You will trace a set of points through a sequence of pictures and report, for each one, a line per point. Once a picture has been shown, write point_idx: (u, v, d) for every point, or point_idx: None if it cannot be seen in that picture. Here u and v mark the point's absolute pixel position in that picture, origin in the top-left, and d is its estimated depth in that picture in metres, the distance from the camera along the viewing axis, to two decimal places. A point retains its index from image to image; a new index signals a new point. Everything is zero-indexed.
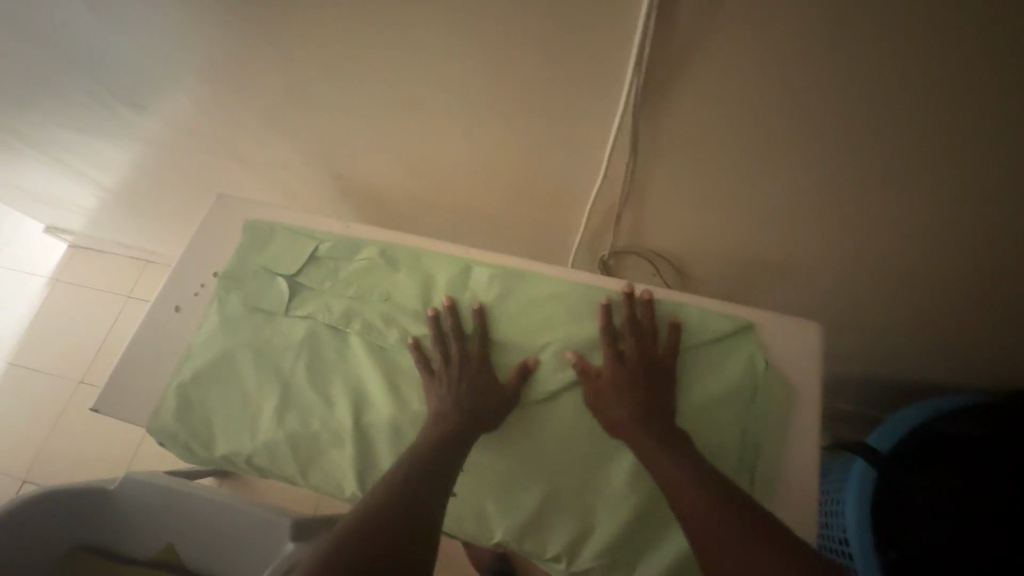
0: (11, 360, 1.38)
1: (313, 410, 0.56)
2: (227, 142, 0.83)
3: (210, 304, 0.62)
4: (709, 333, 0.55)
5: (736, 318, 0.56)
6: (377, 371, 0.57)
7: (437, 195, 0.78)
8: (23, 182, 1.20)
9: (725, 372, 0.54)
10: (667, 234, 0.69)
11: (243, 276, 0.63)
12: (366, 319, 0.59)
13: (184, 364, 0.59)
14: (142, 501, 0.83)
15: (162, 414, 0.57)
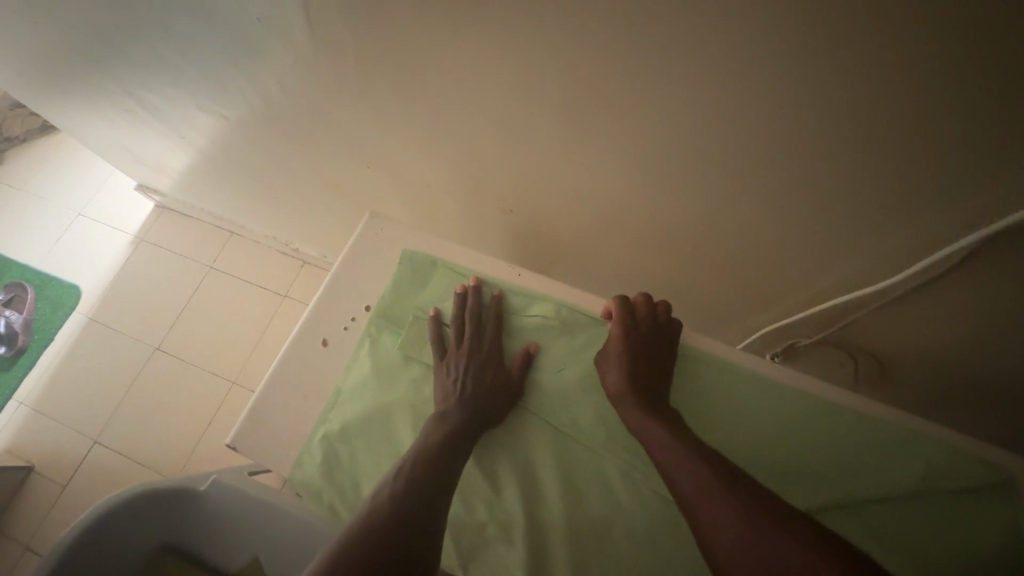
0: (90, 314, 1.37)
1: (478, 491, 0.50)
2: (367, 146, 0.74)
3: (361, 344, 0.55)
4: (960, 478, 0.47)
5: (995, 465, 0.47)
6: (553, 456, 0.51)
7: (599, 240, 0.69)
8: (129, 141, 1.15)
9: (975, 534, 0.45)
10: (879, 335, 0.60)
11: (401, 317, 0.57)
12: (540, 390, 0.53)
13: (332, 409, 0.53)
14: (225, 513, 0.76)
15: (307, 467, 0.51)
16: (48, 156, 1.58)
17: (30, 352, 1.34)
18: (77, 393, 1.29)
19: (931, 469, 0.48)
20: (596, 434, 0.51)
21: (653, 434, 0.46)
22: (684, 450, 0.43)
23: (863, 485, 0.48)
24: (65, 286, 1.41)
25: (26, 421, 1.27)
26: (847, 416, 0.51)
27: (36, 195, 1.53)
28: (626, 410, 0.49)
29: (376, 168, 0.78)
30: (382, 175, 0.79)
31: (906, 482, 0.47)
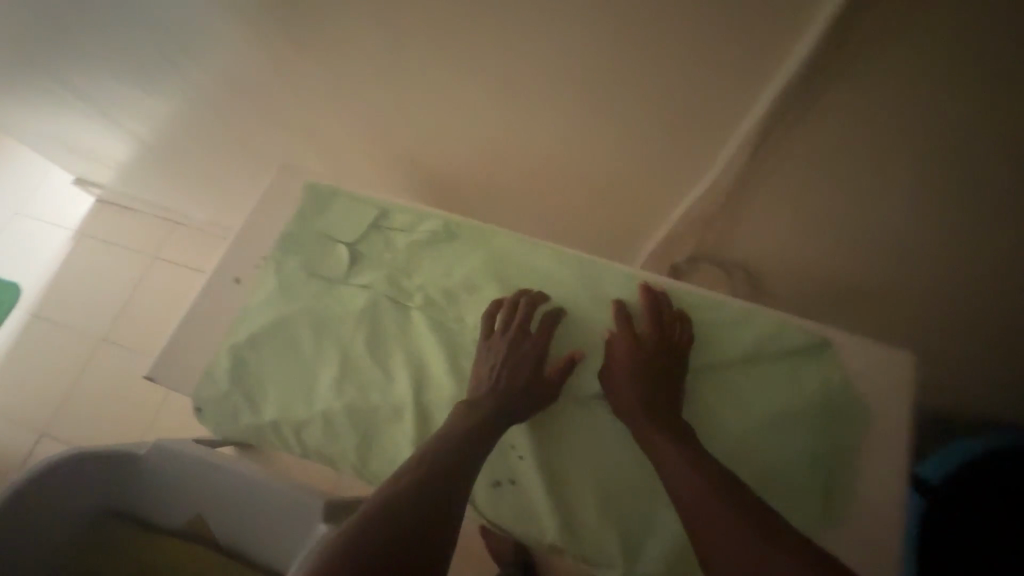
0: (34, 311, 1.37)
1: (371, 384, 0.53)
2: (283, 110, 0.77)
3: (266, 267, 0.59)
4: (785, 340, 0.53)
5: (814, 331, 0.54)
6: (439, 349, 0.54)
7: (503, 181, 0.74)
8: (58, 132, 1.15)
9: (798, 388, 0.52)
10: (749, 244, 0.65)
11: (301, 240, 0.60)
12: (429, 294, 0.57)
13: (239, 324, 0.57)
14: (169, 474, 0.80)
15: (216, 378, 0.55)
16: None
17: None
18: (23, 388, 1.29)
19: (761, 336, 0.53)
20: (478, 332, 0.55)
21: (668, 462, 0.45)
22: (705, 483, 0.43)
23: (706, 357, 0.53)
24: (6, 284, 1.40)
25: None
26: (703, 294, 0.56)
27: None
28: (636, 425, 0.49)
29: (296, 133, 0.81)
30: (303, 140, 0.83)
31: (746, 349, 0.53)
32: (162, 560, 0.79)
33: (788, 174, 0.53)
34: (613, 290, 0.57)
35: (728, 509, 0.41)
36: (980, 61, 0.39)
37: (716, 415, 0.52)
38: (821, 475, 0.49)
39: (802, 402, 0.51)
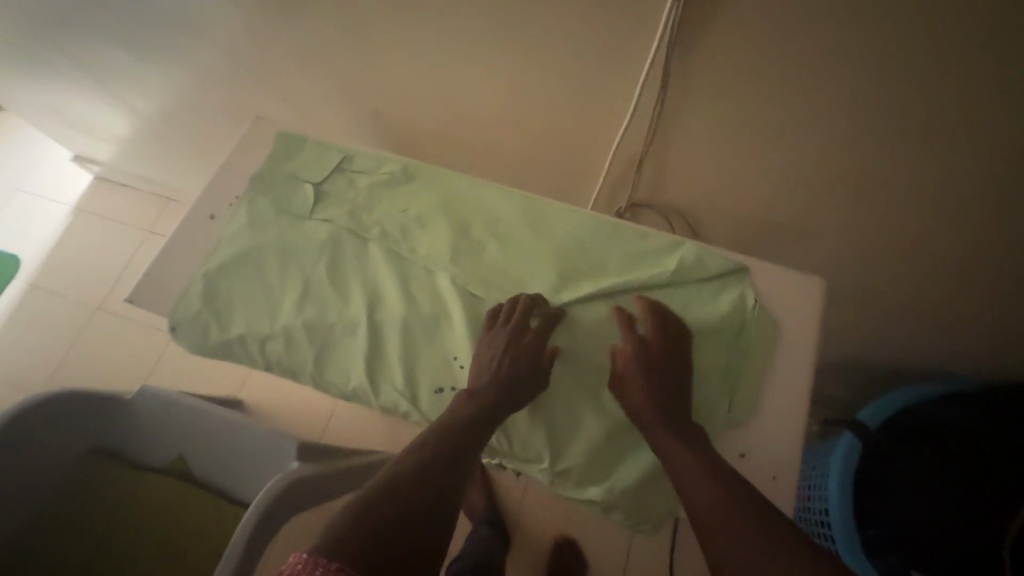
0: (32, 282, 1.43)
1: (330, 304, 0.59)
2: (264, 72, 0.83)
3: (239, 205, 0.65)
4: (706, 265, 0.58)
5: (733, 258, 0.59)
6: (393, 274, 0.60)
7: (466, 138, 0.80)
8: (58, 106, 1.21)
9: (714, 307, 0.57)
10: (681, 185, 0.73)
11: (272, 181, 0.66)
12: (385, 227, 0.62)
13: (213, 254, 0.62)
14: (153, 416, 0.86)
15: (190, 299, 0.60)
16: None
17: None
18: (20, 354, 1.35)
19: (684, 261, 0.58)
20: (429, 260, 0.60)
21: (688, 465, 0.48)
22: (717, 489, 0.46)
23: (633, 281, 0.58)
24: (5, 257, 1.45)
25: None
26: (633, 228, 0.61)
27: None
28: (651, 428, 0.51)
29: (276, 94, 0.87)
30: (283, 100, 0.89)
31: (668, 273, 0.58)
32: (149, 494, 0.86)
33: (702, 103, 0.61)
34: (548, 222, 0.62)
35: (737, 513, 0.44)
36: None
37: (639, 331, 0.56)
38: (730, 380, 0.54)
39: (711, 321, 0.56)
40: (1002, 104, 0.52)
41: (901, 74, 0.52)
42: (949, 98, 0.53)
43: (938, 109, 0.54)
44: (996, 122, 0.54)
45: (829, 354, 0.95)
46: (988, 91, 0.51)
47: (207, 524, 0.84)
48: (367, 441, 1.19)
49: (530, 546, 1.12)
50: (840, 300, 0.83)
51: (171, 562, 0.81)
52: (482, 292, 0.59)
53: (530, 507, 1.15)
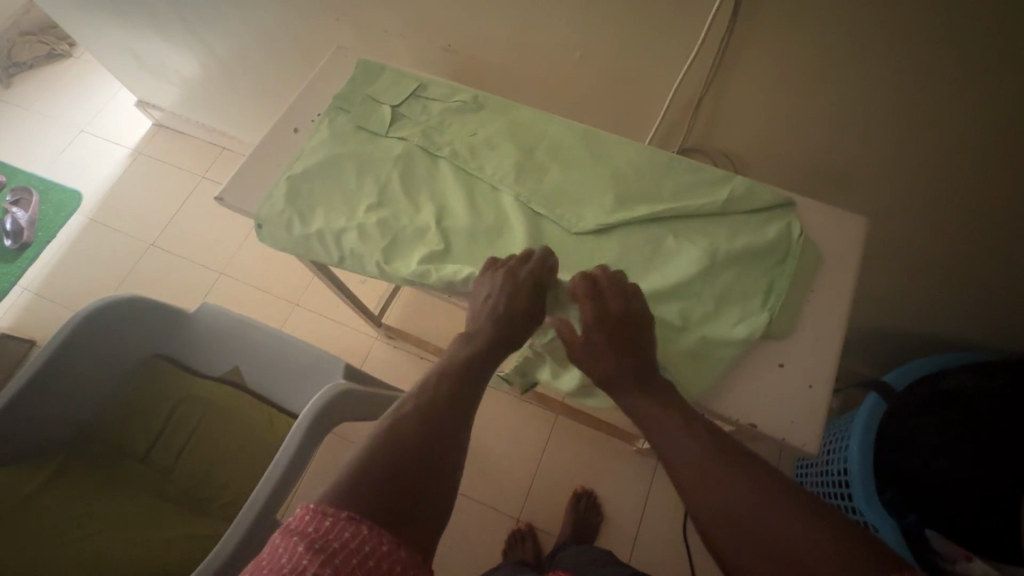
0: (91, 216, 1.51)
1: (403, 211, 0.64)
2: (345, 8, 0.89)
3: (321, 121, 0.70)
4: (757, 198, 0.62)
5: (782, 194, 0.63)
6: (461, 189, 0.65)
7: (528, 81, 0.85)
8: (135, 45, 1.28)
9: (764, 234, 0.60)
10: (732, 135, 0.77)
11: (352, 101, 0.71)
12: (456, 148, 0.67)
13: (296, 161, 0.68)
14: (211, 327, 0.92)
15: (274, 198, 0.66)
16: (56, 80, 1.71)
17: (34, 247, 1.47)
18: (78, 281, 1.43)
19: (736, 192, 0.62)
20: (495, 178, 0.65)
21: (650, 414, 0.51)
22: (705, 456, 0.47)
23: (686, 207, 0.62)
24: (68, 192, 1.54)
25: (28, 304, 1.40)
26: (686, 161, 0.66)
27: (41, 115, 1.66)
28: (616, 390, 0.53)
29: (353, 31, 0.93)
30: (355, 36, 0.95)
31: (721, 202, 0.61)
32: (202, 398, 0.92)
33: (761, 52, 0.64)
34: (608, 152, 0.67)
35: (727, 481, 0.45)
36: None
37: (689, 248, 0.60)
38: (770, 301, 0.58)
39: (760, 244, 0.59)
40: None
41: (948, 40, 0.55)
42: (995, 65, 0.55)
43: (986, 75, 0.57)
44: None
45: (859, 318, 0.98)
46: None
47: (256, 430, 0.90)
48: (401, 380, 1.25)
49: (549, 493, 1.16)
50: (872, 262, 0.87)
51: (226, 459, 0.88)
52: (542, 210, 0.63)
53: (551, 456, 1.19)
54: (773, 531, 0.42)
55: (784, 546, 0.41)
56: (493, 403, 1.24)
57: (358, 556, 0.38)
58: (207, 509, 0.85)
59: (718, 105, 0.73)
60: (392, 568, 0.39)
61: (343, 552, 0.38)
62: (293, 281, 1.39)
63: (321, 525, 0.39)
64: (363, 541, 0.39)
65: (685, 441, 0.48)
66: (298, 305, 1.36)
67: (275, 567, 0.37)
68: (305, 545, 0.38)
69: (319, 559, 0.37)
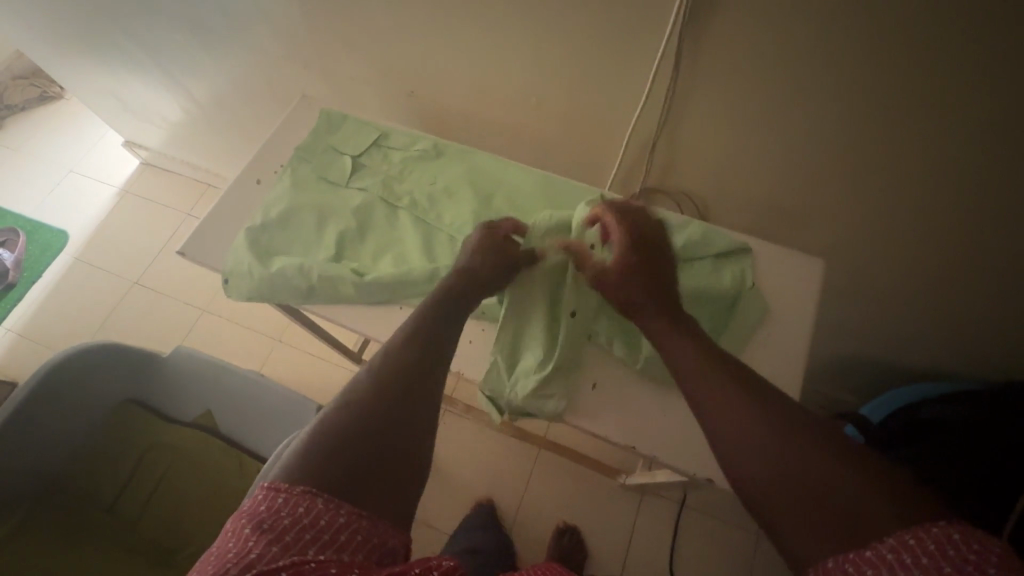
0: (77, 255, 1.52)
1: (362, 260, 0.65)
2: (314, 57, 0.91)
3: (283, 171, 0.71)
4: (713, 243, 0.62)
5: (737, 239, 0.63)
6: (419, 237, 0.65)
7: (492, 125, 0.86)
8: (119, 89, 1.31)
9: (720, 279, 0.60)
10: (693, 174, 0.77)
11: (314, 151, 0.72)
12: (414, 197, 0.68)
13: (258, 213, 0.68)
14: (186, 370, 0.91)
15: (235, 251, 0.66)
16: (47, 122, 1.75)
17: (20, 287, 1.48)
18: (62, 321, 1.43)
19: (692, 237, 0.62)
20: (453, 227, 0.65)
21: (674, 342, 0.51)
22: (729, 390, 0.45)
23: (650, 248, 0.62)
24: (54, 231, 1.56)
25: (12, 345, 1.40)
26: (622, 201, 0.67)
27: (31, 157, 1.69)
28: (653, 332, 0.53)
29: (324, 79, 0.96)
30: (326, 84, 0.97)
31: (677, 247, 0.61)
32: (172, 445, 0.90)
33: (711, 96, 0.65)
34: (566, 197, 0.68)
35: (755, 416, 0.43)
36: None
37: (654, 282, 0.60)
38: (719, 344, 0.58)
39: (714, 287, 0.59)
40: (979, 113, 0.56)
41: (883, 83, 0.57)
42: (932, 106, 0.57)
43: (924, 115, 0.58)
44: (981, 129, 0.57)
45: (835, 350, 0.97)
46: (969, 100, 0.55)
47: (228, 475, 0.89)
48: None
49: (532, 531, 1.14)
50: (841, 294, 0.86)
51: (197, 506, 0.87)
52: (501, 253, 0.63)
53: (534, 491, 1.17)
54: (807, 473, 0.39)
55: (820, 486, 0.38)
56: (475, 437, 1.23)
57: (310, 530, 0.38)
58: (175, 560, 0.83)
59: (675, 145, 0.74)
60: (350, 538, 0.39)
61: (294, 529, 0.38)
62: (276, 317, 1.39)
63: (273, 504, 0.40)
64: (317, 516, 0.39)
65: (715, 378, 0.46)
66: (280, 341, 1.36)
67: (224, 552, 0.37)
68: (252, 528, 0.38)
69: (265, 539, 0.37)
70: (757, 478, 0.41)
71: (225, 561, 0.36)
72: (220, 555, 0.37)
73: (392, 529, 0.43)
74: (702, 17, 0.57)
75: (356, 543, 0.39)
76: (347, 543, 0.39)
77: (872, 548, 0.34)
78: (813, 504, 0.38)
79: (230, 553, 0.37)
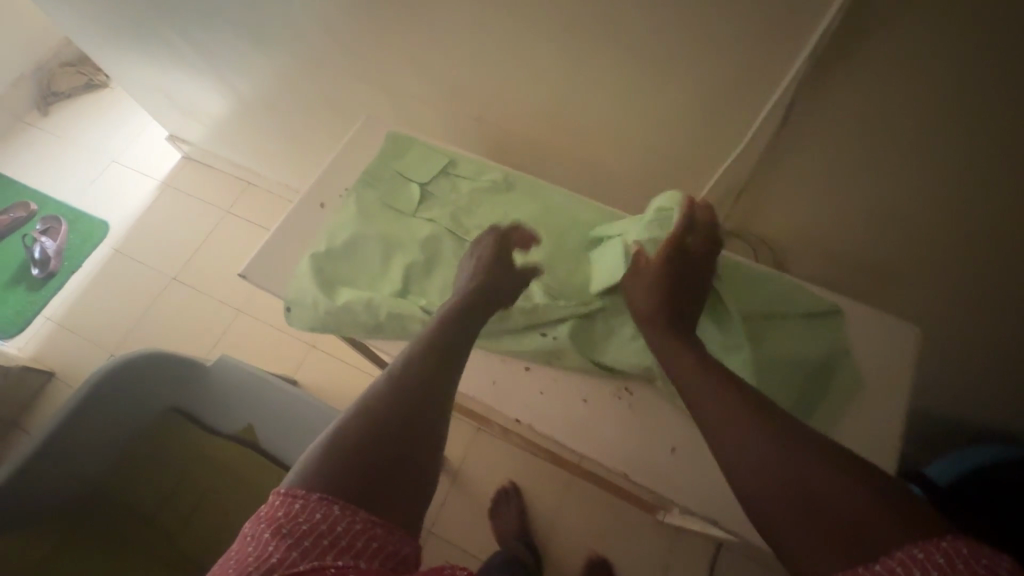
0: (116, 246, 1.52)
1: (430, 293, 0.63)
2: (377, 71, 0.89)
3: (348, 196, 0.69)
4: (801, 302, 0.58)
5: (828, 300, 0.59)
6: None
7: (557, 154, 0.83)
8: (168, 84, 1.31)
9: (810, 343, 0.57)
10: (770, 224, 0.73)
11: (381, 177, 0.70)
12: (484, 233, 0.65)
13: (322, 238, 0.66)
14: (231, 382, 0.89)
15: (299, 278, 0.64)
16: (94, 108, 1.76)
17: (61, 275, 1.49)
18: (99, 312, 1.44)
19: (780, 294, 0.59)
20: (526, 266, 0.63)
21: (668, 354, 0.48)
22: (728, 400, 0.41)
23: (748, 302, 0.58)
24: (95, 221, 1.57)
25: (50, 333, 1.42)
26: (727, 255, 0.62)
27: (77, 143, 1.70)
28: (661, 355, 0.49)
29: (384, 93, 0.93)
30: (387, 100, 0.95)
31: (767, 304, 0.58)
32: (212, 459, 0.89)
33: (804, 162, 0.60)
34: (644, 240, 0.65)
35: (754, 421, 0.39)
36: (953, 78, 0.46)
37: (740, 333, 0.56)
38: (807, 421, 0.54)
39: (805, 353, 0.56)
40: None
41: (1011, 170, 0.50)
42: None
43: None
44: None
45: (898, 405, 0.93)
46: None
47: (265, 495, 0.87)
48: None
49: (561, 562, 1.11)
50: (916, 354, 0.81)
51: (230, 526, 0.86)
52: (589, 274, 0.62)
53: (564, 521, 1.15)
54: (806, 484, 0.35)
55: (821, 499, 0.34)
56: (507, 459, 1.21)
57: (329, 538, 0.35)
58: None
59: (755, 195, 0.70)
60: (365, 546, 0.36)
61: (311, 535, 0.35)
62: None
63: (290, 510, 0.37)
64: (335, 522, 0.36)
65: (717, 389, 0.43)
66: (315, 347, 1.35)
67: (245, 556, 0.35)
68: (271, 533, 0.36)
69: (285, 545, 0.35)
70: (754, 490, 0.37)
71: (245, 566, 0.34)
72: (238, 565, 0.35)
73: (409, 538, 0.39)
74: (806, 85, 0.52)
75: (376, 552, 0.36)
76: (365, 551, 0.36)
77: (880, 562, 0.29)
78: (815, 518, 0.33)
79: (247, 560, 0.35)
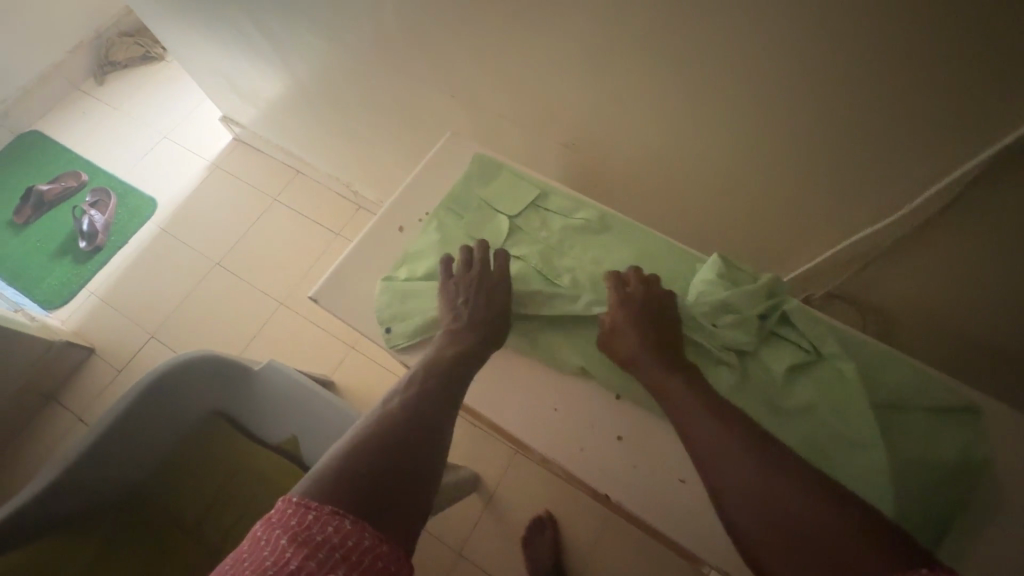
0: (162, 226, 1.51)
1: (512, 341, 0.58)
2: (456, 81, 0.84)
3: (429, 221, 0.65)
4: (931, 394, 0.52)
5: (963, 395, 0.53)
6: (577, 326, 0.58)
7: (646, 187, 0.77)
8: (228, 66, 1.28)
9: (946, 446, 0.50)
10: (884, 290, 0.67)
11: (466, 204, 0.65)
12: (576, 278, 0.60)
13: (401, 265, 0.63)
14: (280, 391, 0.86)
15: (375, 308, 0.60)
16: (147, 82, 1.74)
17: (106, 250, 1.48)
18: (142, 292, 1.43)
19: (907, 383, 0.53)
20: None
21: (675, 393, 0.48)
22: (732, 441, 0.42)
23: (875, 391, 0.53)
24: (143, 197, 1.55)
25: (92, 309, 1.41)
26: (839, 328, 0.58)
27: (129, 116, 1.69)
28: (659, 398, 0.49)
29: (460, 104, 0.88)
30: (462, 110, 0.89)
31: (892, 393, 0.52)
32: (252, 469, 0.86)
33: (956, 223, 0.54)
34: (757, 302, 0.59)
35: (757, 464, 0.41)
36: None
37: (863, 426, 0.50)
38: (941, 532, 0.48)
39: (942, 458, 0.49)
40: None
41: None
42: None
43: None
44: None
45: None
46: None
47: None
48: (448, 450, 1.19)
49: None
50: None
51: None
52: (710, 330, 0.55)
53: (600, 558, 1.10)
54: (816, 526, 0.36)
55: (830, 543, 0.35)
56: (544, 487, 1.17)
57: (340, 551, 0.34)
58: None
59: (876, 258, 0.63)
60: (375, 564, 0.34)
61: (325, 547, 0.34)
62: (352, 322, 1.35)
63: (303, 519, 0.35)
64: (347, 536, 0.35)
65: (722, 430, 0.43)
66: (354, 349, 1.32)
67: (258, 561, 0.33)
68: (286, 540, 0.34)
69: (302, 553, 0.33)
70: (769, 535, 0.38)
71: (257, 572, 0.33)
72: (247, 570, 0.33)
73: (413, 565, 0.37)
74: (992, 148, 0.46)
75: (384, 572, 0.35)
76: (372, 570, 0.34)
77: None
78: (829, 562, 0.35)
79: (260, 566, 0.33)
